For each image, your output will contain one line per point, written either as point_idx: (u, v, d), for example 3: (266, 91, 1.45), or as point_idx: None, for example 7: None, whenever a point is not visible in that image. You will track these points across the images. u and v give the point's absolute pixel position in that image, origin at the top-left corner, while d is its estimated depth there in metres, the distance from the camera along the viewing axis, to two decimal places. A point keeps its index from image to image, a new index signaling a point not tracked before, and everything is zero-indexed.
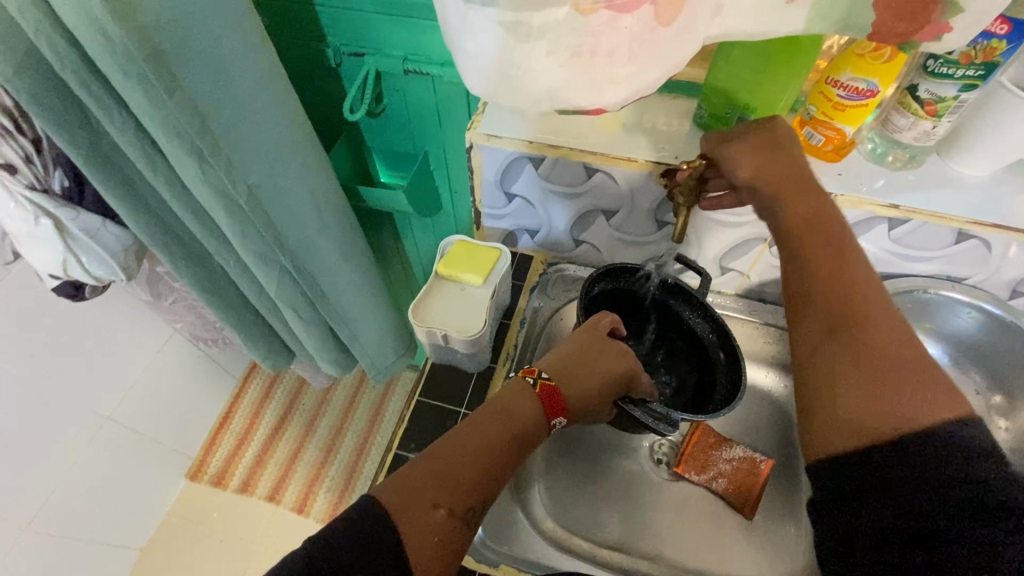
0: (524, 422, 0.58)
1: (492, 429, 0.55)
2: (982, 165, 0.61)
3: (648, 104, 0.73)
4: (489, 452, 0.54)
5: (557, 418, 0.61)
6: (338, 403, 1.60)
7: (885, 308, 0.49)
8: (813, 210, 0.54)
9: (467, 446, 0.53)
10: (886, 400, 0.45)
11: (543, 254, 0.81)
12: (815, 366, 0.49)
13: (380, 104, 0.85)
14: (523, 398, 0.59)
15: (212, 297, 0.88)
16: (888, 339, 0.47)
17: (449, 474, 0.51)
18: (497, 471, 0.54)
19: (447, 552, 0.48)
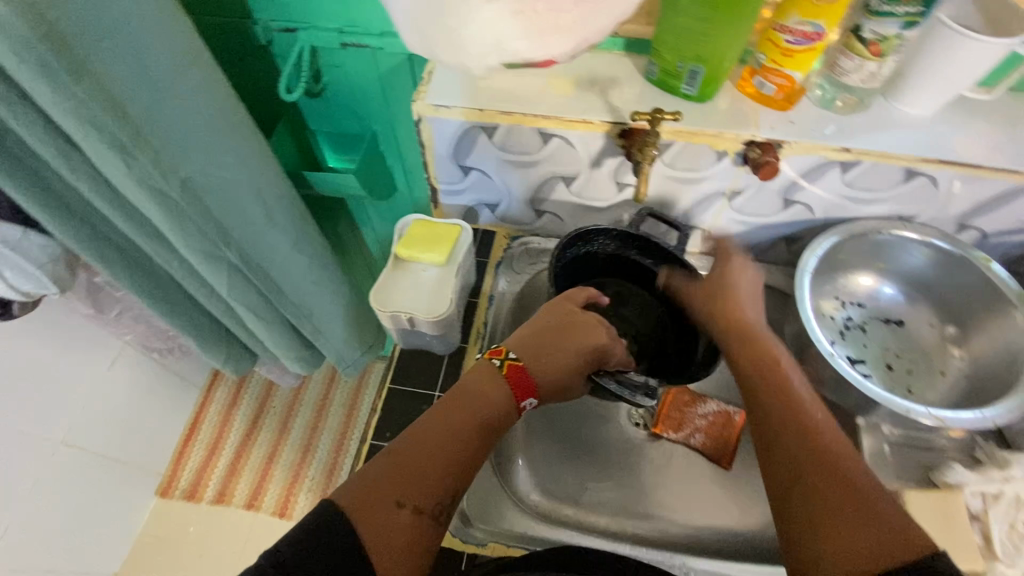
0: (492, 410, 0.55)
1: (458, 418, 0.53)
2: (926, 103, 0.63)
3: (593, 62, 0.70)
4: (455, 444, 0.51)
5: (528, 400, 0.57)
6: (311, 399, 1.56)
7: (852, 468, 0.48)
8: (774, 362, 0.58)
9: (431, 440, 0.51)
10: (866, 523, 0.44)
11: (505, 228, 0.85)
12: (785, 510, 0.48)
13: (320, 83, 0.83)
14: (486, 379, 0.57)
15: (155, 296, 0.88)
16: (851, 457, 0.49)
17: (417, 470, 0.49)
18: (469, 463, 0.52)
19: (413, 554, 0.46)
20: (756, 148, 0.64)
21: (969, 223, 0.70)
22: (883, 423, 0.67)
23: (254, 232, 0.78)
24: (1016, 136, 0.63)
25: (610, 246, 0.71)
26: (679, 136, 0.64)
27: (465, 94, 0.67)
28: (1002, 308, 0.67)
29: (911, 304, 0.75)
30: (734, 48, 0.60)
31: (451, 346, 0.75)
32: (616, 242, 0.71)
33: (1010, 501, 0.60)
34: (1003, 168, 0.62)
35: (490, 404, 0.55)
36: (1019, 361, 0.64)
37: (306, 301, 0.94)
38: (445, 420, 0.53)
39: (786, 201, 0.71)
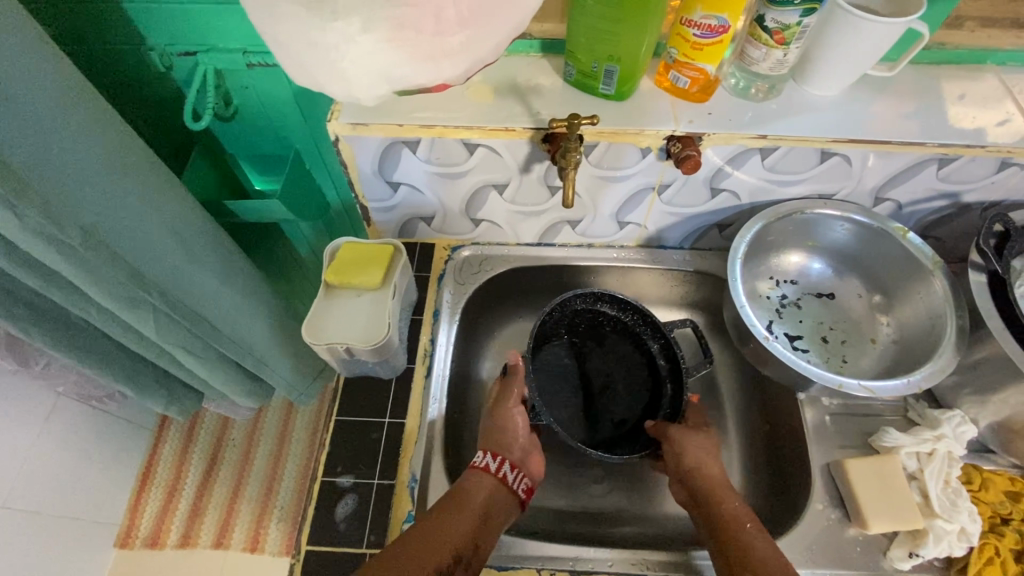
0: (488, 504, 0.61)
1: (460, 513, 0.58)
2: (834, 85, 0.65)
3: (510, 66, 0.69)
4: (458, 531, 0.57)
5: (500, 461, 0.65)
6: (271, 428, 1.50)
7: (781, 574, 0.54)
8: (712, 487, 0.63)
9: (429, 536, 0.56)
10: None
11: (443, 239, 0.83)
12: None
13: (231, 106, 0.78)
14: (475, 476, 0.63)
15: (77, 348, 0.82)
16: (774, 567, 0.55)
17: (427, 556, 0.55)
18: (466, 556, 0.56)
19: None
20: (677, 143, 0.64)
21: (885, 195, 0.72)
22: (823, 395, 0.70)
23: (178, 274, 0.73)
24: (918, 109, 0.66)
25: (609, 308, 0.79)
26: (601, 137, 0.65)
27: (382, 110, 0.64)
28: (921, 275, 0.70)
29: (840, 277, 0.78)
30: (647, 47, 0.60)
31: (397, 369, 0.72)
32: (615, 308, 0.79)
33: (942, 458, 0.63)
34: (911, 142, 0.64)
35: (483, 495, 0.61)
36: (939, 325, 0.67)
37: (244, 336, 0.90)
38: (449, 513, 0.58)
39: (714, 190, 0.72)
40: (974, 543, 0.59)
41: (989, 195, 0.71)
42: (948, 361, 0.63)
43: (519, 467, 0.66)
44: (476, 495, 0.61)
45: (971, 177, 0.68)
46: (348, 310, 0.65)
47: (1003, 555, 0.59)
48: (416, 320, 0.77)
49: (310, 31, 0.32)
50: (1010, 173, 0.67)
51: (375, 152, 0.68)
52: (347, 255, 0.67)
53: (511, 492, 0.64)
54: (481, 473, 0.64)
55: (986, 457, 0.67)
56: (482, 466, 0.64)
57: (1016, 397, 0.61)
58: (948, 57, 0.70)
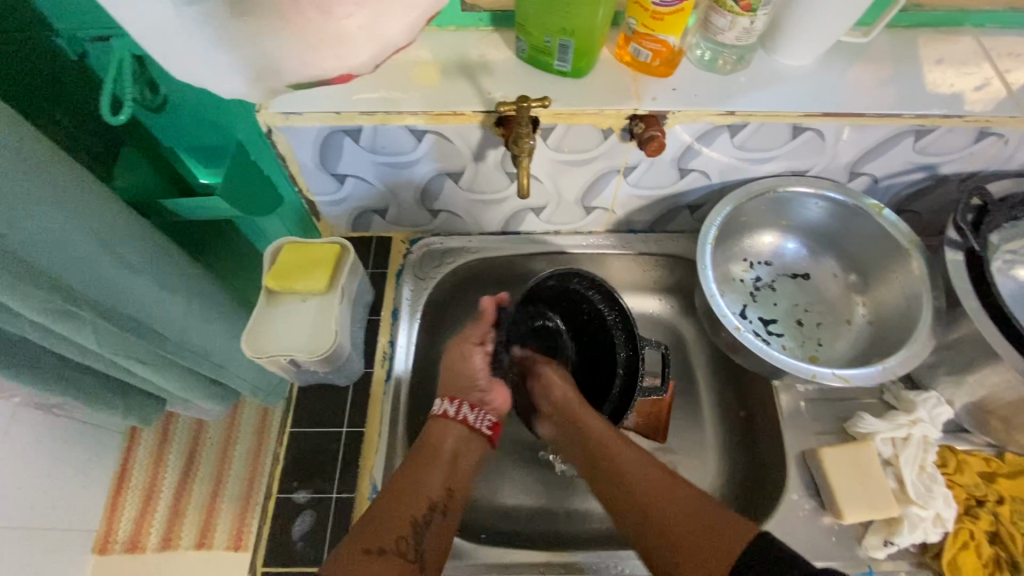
0: (454, 445, 0.63)
1: (431, 469, 0.60)
2: (805, 54, 0.60)
3: (458, 43, 0.63)
4: (427, 478, 0.59)
5: (458, 404, 0.66)
6: (248, 426, 1.36)
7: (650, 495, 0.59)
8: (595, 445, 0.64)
9: (407, 487, 0.58)
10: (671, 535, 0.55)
11: (401, 232, 0.79)
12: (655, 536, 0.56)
13: (158, 95, 0.71)
14: (439, 422, 0.65)
15: (12, 362, 0.76)
16: (646, 490, 0.59)
17: (395, 514, 0.56)
18: (442, 501, 0.59)
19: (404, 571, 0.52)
20: (639, 123, 0.60)
21: (861, 169, 0.68)
22: (798, 381, 0.68)
23: (107, 279, 0.67)
24: (893, 77, 0.62)
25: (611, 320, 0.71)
26: (558, 119, 0.60)
27: (316, 96, 0.59)
28: (898, 254, 0.67)
29: (816, 257, 0.75)
30: (602, 17, 0.54)
31: (354, 374, 0.68)
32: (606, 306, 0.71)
33: (918, 443, 0.61)
34: (887, 114, 0.60)
35: (449, 437, 0.64)
36: (916, 307, 0.64)
37: (196, 342, 0.85)
38: (412, 471, 0.60)
39: (682, 170, 0.68)
40: (949, 528, 0.58)
41: (967, 166, 0.67)
42: (924, 344, 0.61)
43: (480, 405, 0.68)
44: (443, 441, 0.63)
45: (948, 149, 0.65)
46: (294, 313, 0.61)
47: (978, 538, 0.59)
48: (374, 320, 0.73)
49: (175, 15, 0.28)
50: (988, 143, 0.64)
51: (315, 141, 0.62)
52: (288, 254, 0.62)
53: (474, 433, 0.65)
54: (443, 420, 0.65)
55: (962, 437, 0.66)
56: (443, 413, 0.65)
57: (991, 377, 0.60)
58: (926, 20, 0.65)
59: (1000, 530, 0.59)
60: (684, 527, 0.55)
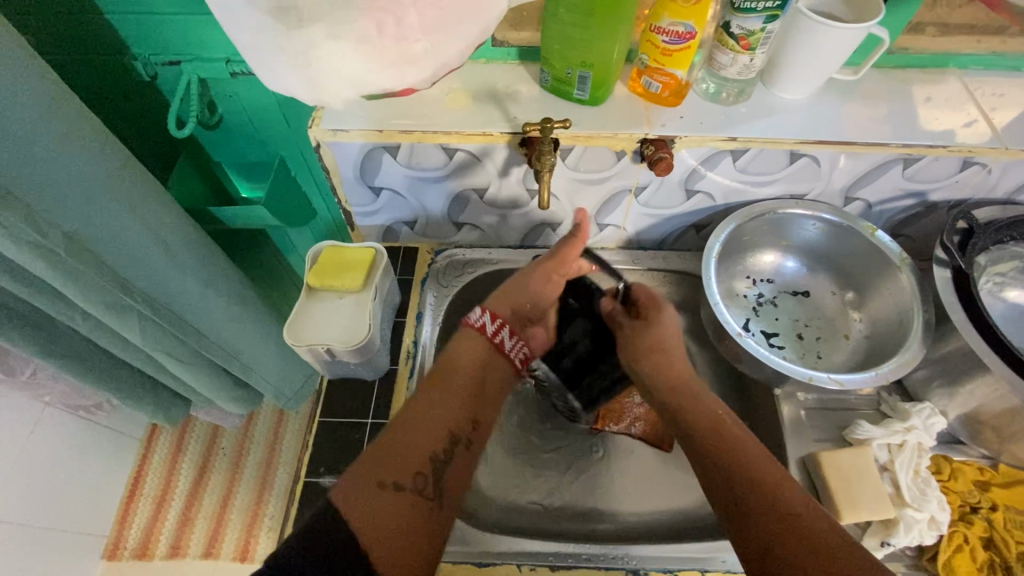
0: (480, 371, 0.61)
1: (455, 401, 0.58)
2: (800, 89, 0.67)
3: (487, 73, 0.71)
4: (451, 406, 0.57)
5: (498, 324, 0.63)
6: (261, 437, 1.49)
7: (772, 482, 0.50)
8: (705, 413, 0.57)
9: (431, 416, 0.56)
10: (794, 526, 0.46)
11: (427, 243, 0.85)
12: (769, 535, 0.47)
13: (215, 114, 0.80)
14: (468, 338, 0.62)
15: (65, 356, 0.83)
16: (780, 488, 0.49)
17: (403, 450, 0.53)
18: (465, 436, 0.57)
19: (411, 531, 0.49)
20: (649, 146, 0.66)
21: (855, 194, 0.74)
22: (798, 390, 0.71)
23: (161, 275, 0.74)
24: (881, 111, 0.69)
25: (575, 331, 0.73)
26: (577, 141, 0.67)
27: (361, 117, 0.66)
28: (889, 271, 0.72)
29: (814, 276, 0.80)
30: (617, 53, 0.62)
31: (379, 370, 0.73)
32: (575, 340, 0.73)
33: (912, 449, 0.65)
34: (877, 143, 0.66)
35: (481, 359, 0.62)
36: (907, 320, 0.69)
37: (229, 341, 0.91)
38: (433, 396, 0.57)
39: (688, 191, 0.74)
40: (944, 531, 0.61)
41: (954, 193, 0.73)
42: (915, 353, 0.65)
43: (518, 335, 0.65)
44: (467, 362, 0.61)
45: (935, 176, 0.70)
46: (332, 306, 0.67)
47: (972, 543, 0.61)
48: (399, 322, 0.78)
49: (278, 37, 0.34)
50: (972, 172, 0.69)
51: (354, 154, 0.69)
52: (328, 253, 0.68)
53: (504, 359, 0.63)
54: (476, 332, 0.63)
55: (957, 448, 0.69)
56: (479, 326, 0.63)
57: (982, 389, 0.63)
58: (911, 61, 0.72)
59: (994, 536, 0.62)
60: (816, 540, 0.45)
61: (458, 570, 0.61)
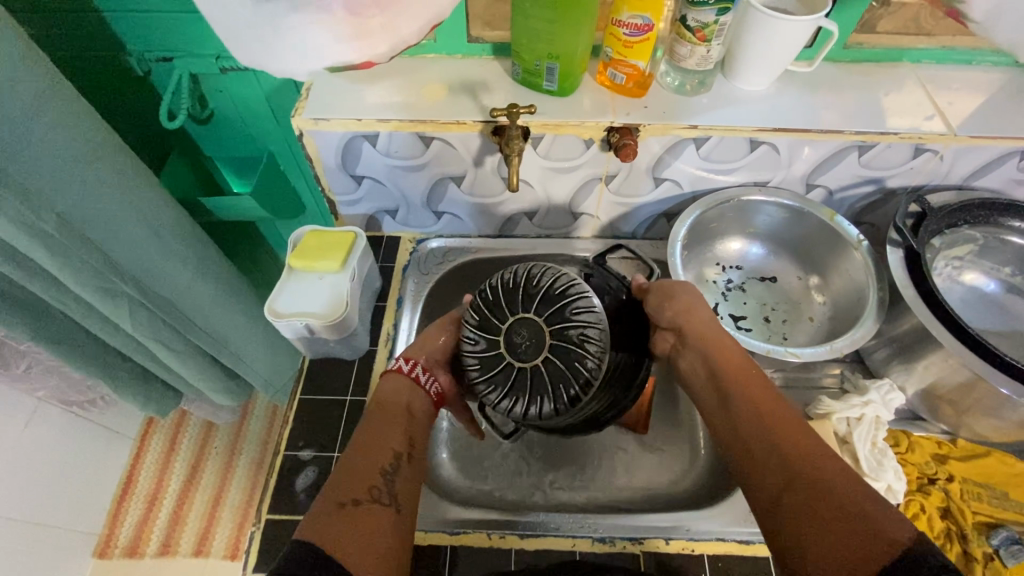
0: (410, 402, 0.67)
1: (393, 425, 0.63)
2: (757, 80, 0.71)
3: (463, 67, 0.75)
4: (388, 430, 0.62)
5: (413, 363, 0.69)
6: (254, 435, 1.52)
7: (773, 419, 0.56)
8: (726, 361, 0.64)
9: (371, 441, 0.61)
10: (781, 455, 0.53)
11: (409, 232, 0.88)
12: (758, 462, 0.54)
13: (206, 109, 0.84)
14: (391, 378, 0.68)
15: (58, 343, 0.86)
16: (775, 424, 0.56)
17: (354, 474, 0.57)
18: (406, 451, 0.62)
19: (382, 537, 0.53)
20: (615, 133, 0.70)
21: (816, 181, 0.77)
22: (763, 369, 0.74)
23: (151, 260, 0.77)
24: (835, 101, 0.72)
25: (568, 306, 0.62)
26: (546, 129, 0.70)
27: (341, 107, 0.70)
28: (848, 254, 0.75)
29: (780, 261, 0.83)
30: (582, 45, 0.66)
31: (359, 350, 0.76)
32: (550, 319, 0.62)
33: (871, 422, 0.67)
34: (831, 130, 0.69)
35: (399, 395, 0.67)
36: (864, 298, 0.72)
37: (218, 330, 0.94)
38: (370, 425, 0.63)
39: (657, 179, 0.78)
40: (900, 500, 0.63)
41: (911, 180, 0.76)
42: (870, 327, 0.67)
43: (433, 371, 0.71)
44: (398, 396, 0.67)
45: (890, 163, 0.74)
46: (312, 285, 0.69)
47: (929, 512, 0.63)
48: (381, 306, 0.81)
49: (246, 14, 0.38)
50: (925, 158, 0.73)
51: (335, 143, 0.72)
52: (312, 236, 0.71)
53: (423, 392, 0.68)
54: (396, 373, 0.69)
55: (918, 423, 0.71)
56: (396, 368, 0.69)
57: (935, 364, 0.65)
58: (865, 55, 0.76)
59: (950, 505, 0.64)
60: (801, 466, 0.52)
61: (431, 538, 0.63)
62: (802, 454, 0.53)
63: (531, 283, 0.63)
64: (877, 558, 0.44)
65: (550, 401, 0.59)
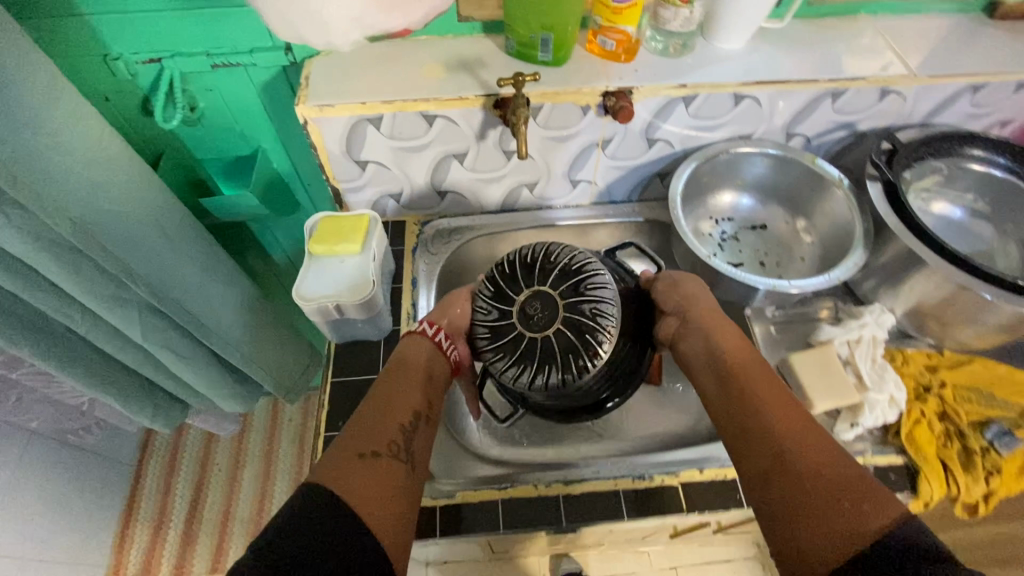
0: (430, 365, 0.68)
1: (412, 385, 0.65)
2: (736, 38, 0.76)
3: (456, 47, 0.77)
4: (409, 389, 0.64)
5: (436, 328, 0.71)
6: (257, 446, 1.50)
7: (770, 411, 0.58)
8: (738, 342, 0.66)
9: (390, 400, 0.62)
10: (780, 449, 0.54)
11: (413, 216, 0.90)
12: (756, 453, 0.55)
13: (197, 109, 0.83)
14: (412, 342, 0.69)
15: (64, 360, 0.84)
16: (773, 415, 0.57)
17: (372, 429, 0.59)
18: (425, 412, 0.63)
19: (397, 489, 0.55)
20: (611, 98, 0.73)
21: (795, 130, 0.83)
22: (766, 308, 0.79)
23: (160, 259, 0.76)
24: (805, 52, 0.78)
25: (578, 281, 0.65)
26: (546, 98, 0.73)
27: (345, 92, 0.71)
28: (830, 194, 0.81)
29: (768, 209, 0.89)
30: (574, 14, 0.69)
31: (383, 331, 0.77)
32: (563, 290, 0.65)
33: (868, 342, 0.73)
34: (806, 80, 0.75)
35: (423, 359, 0.68)
36: (850, 231, 0.78)
37: (227, 331, 0.93)
38: (391, 382, 0.65)
39: (650, 140, 0.82)
40: (902, 407, 0.69)
41: (879, 122, 0.83)
42: (860, 256, 0.73)
43: (455, 338, 0.72)
44: (419, 357, 0.68)
45: (861, 107, 0.80)
46: (334, 269, 0.70)
47: (929, 416, 0.69)
48: (396, 288, 0.83)
49: None
50: (891, 100, 0.79)
51: (340, 129, 0.74)
52: (326, 222, 0.72)
53: (444, 358, 0.69)
54: (418, 337, 0.70)
55: (907, 341, 0.78)
56: (419, 332, 0.70)
57: (920, 283, 0.72)
58: (828, 10, 0.82)
59: (946, 408, 0.70)
60: (798, 457, 0.53)
61: (479, 496, 0.66)
62: (799, 445, 0.54)
63: (548, 260, 0.67)
64: (853, 546, 0.46)
65: (557, 371, 0.62)
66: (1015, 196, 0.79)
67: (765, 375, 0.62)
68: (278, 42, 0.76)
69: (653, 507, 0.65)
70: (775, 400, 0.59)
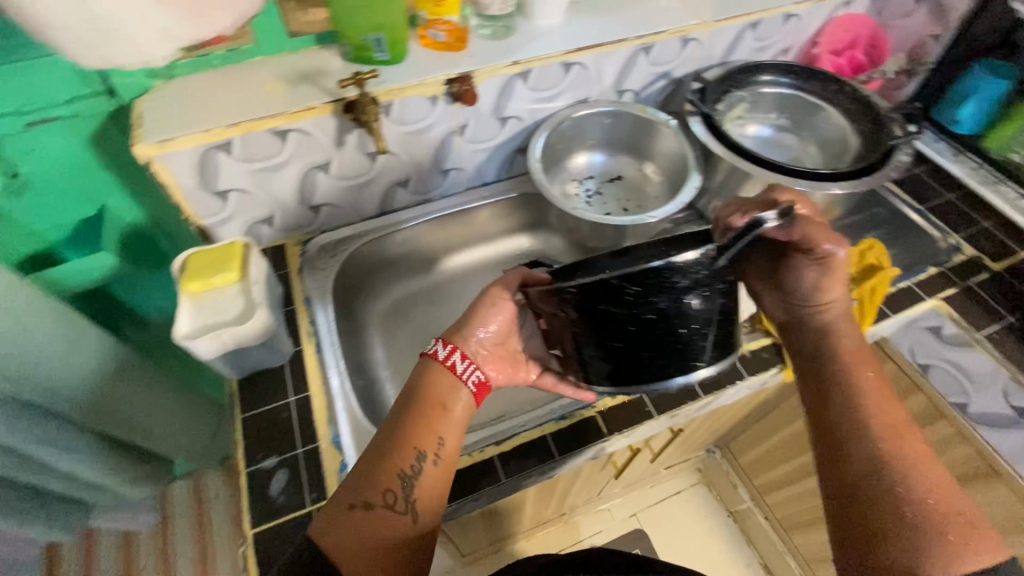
0: (446, 400, 0.59)
1: (426, 425, 0.57)
2: (551, 14, 0.84)
3: (293, 62, 0.78)
4: (423, 426, 0.57)
5: (449, 349, 0.62)
6: (184, 530, 1.37)
7: (885, 441, 0.55)
8: (858, 349, 0.63)
9: (401, 436, 0.56)
10: (877, 478, 0.53)
11: (291, 237, 0.89)
12: (849, 477, 0.55)
13: (19, 175, 0.76)
14: (426, 367, 0.61)
15: None
16: (881, 443, 0.55)
17: (370, 477, 0.53)
18: (435, 451, 0.56)
19: (390, 551, 0.51)
20: (455, 84, 0.78)
21: (623, 87, 0.93)
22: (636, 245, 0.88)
23: (35, 343, 0.69)
24: (612, 17, 0.88)
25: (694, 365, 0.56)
26: (392, 96, 0.76)
27: (184, 124, 0.69)
28: (664, 135, 0.93)
29: (618, 161, 0.99)
30: (399, 12, 0.73)
31: (285, 355, 0.76)
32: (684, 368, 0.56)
33: None
34: (619, 40, 0.85)
35: (442, 392, 0.60)
36: (686, 162, 0.89)
37: (114, 407, 0.86)
38: (404, 417, 0.57)
39: (501, 119, 0.88)
40: None
41: (688, 67, 0.95)
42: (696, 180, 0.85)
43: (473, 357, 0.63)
44: (445, 394, 0.60)
45: (671, 57, 0.92)
46: (215, 305, 0.68)
47: None
48: (290, 311, 0.81)
49: None
50: (692, 47, 0.92)
51: (188, 162, 0.71)
52: (196, 259, 0.70)
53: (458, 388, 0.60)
54: (429, 360, 0.61)
55: None
56: (433, 353, 0.62)
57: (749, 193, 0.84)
58: None
59: None
60: (898, 493, 0.52)
61: None
62: (901, 479, 0.53)
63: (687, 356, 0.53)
64: None
65: None
66: (804, 107, 0.95)
67: (891, 405, 0.58)
68: (98, 87, 0.72)
69: (579, 443, 0.71)
70: (891, 427, 0.56)
